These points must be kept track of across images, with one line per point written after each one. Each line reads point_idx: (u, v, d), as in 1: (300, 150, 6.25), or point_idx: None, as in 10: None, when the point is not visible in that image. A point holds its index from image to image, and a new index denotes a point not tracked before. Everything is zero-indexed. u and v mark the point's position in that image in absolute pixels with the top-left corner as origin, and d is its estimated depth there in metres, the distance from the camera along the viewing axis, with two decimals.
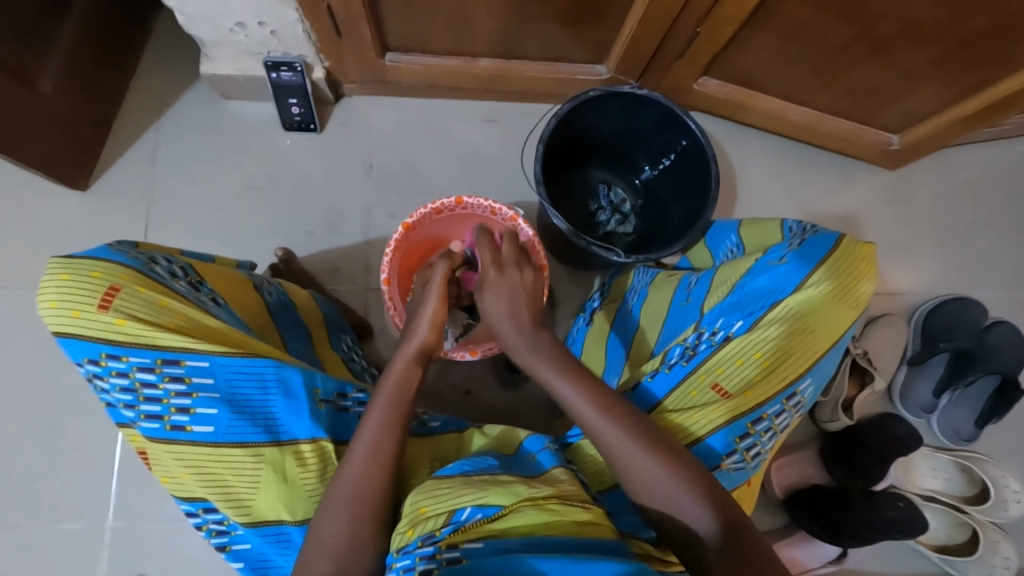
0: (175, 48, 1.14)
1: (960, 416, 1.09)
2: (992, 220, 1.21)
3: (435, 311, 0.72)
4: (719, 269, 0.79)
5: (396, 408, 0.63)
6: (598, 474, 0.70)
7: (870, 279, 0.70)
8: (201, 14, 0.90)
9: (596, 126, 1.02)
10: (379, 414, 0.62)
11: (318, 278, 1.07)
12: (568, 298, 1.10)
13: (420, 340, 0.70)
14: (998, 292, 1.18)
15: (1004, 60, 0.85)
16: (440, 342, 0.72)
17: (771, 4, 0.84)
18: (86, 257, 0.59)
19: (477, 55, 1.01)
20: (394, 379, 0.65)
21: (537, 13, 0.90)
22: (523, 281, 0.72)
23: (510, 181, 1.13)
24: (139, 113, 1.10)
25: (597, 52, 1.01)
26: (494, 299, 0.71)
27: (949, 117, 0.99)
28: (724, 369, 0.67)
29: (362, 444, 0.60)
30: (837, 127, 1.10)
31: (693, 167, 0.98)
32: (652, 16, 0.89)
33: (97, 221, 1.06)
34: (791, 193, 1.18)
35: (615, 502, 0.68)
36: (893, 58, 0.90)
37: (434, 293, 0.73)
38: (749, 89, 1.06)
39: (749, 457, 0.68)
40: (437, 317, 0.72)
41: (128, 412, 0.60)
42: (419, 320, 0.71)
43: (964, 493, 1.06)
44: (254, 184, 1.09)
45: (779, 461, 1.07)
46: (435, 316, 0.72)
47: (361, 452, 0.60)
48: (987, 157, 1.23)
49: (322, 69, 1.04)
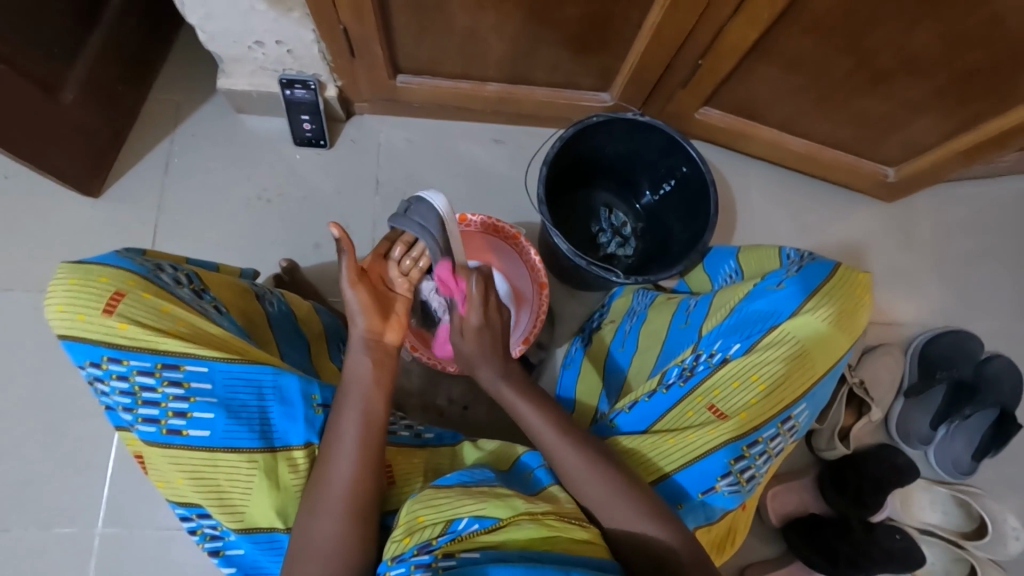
0: (193, 64, 1.17)
1: (957, 448, 1.08)
2: (990, 255, 1.23)
3: (358, 299, 0.69)
4: (719, 293, 0.80)
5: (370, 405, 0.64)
6: None
7: (866, 306, 0.71)
8: (222, 31, 0.94)
9: (600, 151, 1.04)
10: (352, 412, 0.63)
11: (321, 289, 1.08)
12: (568, 317, 1.10)
13: (358, 332, 0.68)
14: (995, 325, 1.19)
15: (1000, 95, 0.88)
16: (386, 324, 0.70)
17: (772, 37, 0.88)
18: (93, 262, 0.61)
19: (486, 79, 1.05)
20: (364, 378, 0.65)
21: (546, 40, 0.93)
22: (500, 325, 0.73)
23: (514, 200, 1.15)
24: (155, 125, 1.13)
25: (602, 80, 1.04)
26: (466, 343, 0.72)
27: (947, 150, 1.01)
28: (720, 391, 0.68)
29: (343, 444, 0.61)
30: (836, 158, 1.13)
31: (694, 192, 1.00)
32: (656, 46, 0.92)
33: (108, 226, 1.08)
34: (789, 221, 1.20)
35: None
36: (891, 92, 0.93)
37: (345, 283, 0.69)
38: (750, 119, 1.09)
39: (743, 480, 0.67)
40: (365, 305, 0.68)
41: (127, 415, 0.61)
42: (350, 314, 0.69)
43: (962, 527, 1.05)
44: (263, 195, 1.12)
45: (777, 489, 1.06)
46: (360, 301, 0.68)
47: (350, 459, 0.60)
48: (983, 191, 1.26)
49: (334, 87, 1.07)
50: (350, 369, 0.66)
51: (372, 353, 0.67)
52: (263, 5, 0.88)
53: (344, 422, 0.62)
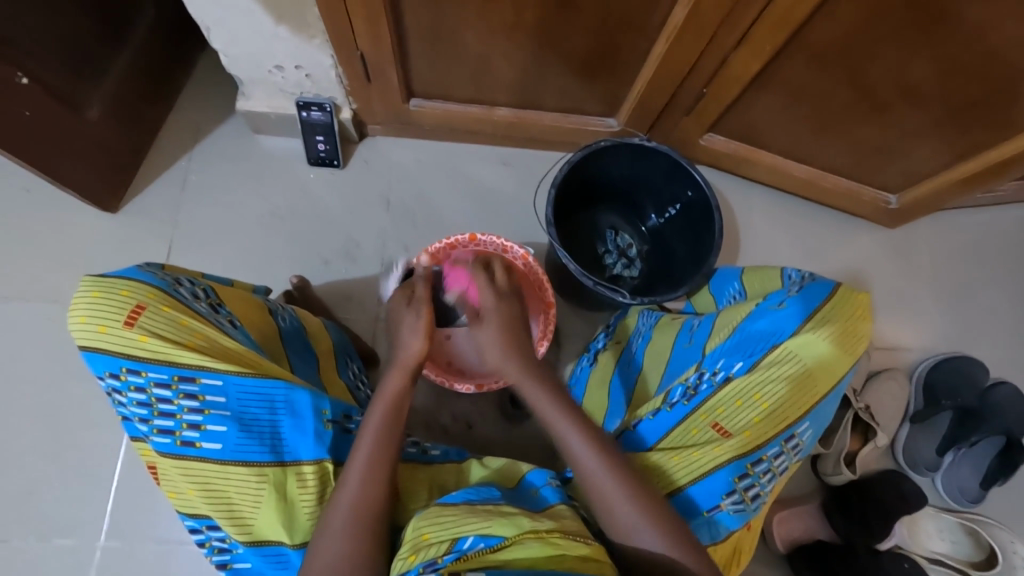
0: (213, 86, 1.21)
1: (964, 474, 1.08)
2: (992, 282, 1.24)
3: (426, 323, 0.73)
4: (721, 313, 0.81)
5: (390, 429, 0.64)
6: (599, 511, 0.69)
7: (866, 326, 0.72)
8: (244, 56, 0.97)
9: (608, 174, 1.07)
10: (370, 435, 0.64)
11: (331, 306, 1.10)
12: (573, 337, 1.11)
13: (413, 354, 0.71)
14: (999, 352, 1.19)
15: (996, 126, 0.90)
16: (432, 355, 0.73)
17: (774, 68, 0.91)
18: (115, 276, 0.62)
19: (497, 104, 1.08)
20: (394, 403, 0.66)
21: (556, 69, 0.97)
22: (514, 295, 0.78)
23: (521, 222, 1.17)
24: (174, 143, 1.16)
25: (609, 106, 1.07)
26: None
27: (946, 178, 1.03)
28: (724, 409, 0.68)
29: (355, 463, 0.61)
30: (838, 184, 1.15)
31: (698, 216, 1.02)
32: (662, 76, 0.95)
33: (123, 241, 1.10)
34: (793, 245, 1.22)
35: None
36: (890, 123, 0.96)
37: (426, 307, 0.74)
38: (753, 146, 1.12)
39: (748, 499, 0.67)
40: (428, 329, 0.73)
41: (143, 426, 0.62)
42: (413, 331, 0.73)
43: (972, 557, 1.04)
44: (277, 213, 1.14)
45: (782, 514, 1.05)
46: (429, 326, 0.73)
47: (357, 476, 0.61)
48: (983, 220, 1.27)
49: (349, 109, 1.11)
50: (384, 388, 0.68)
51: (408, 373, 0.70)
52: (285, 32, 0.92)
53: (360, 446, 0.63)
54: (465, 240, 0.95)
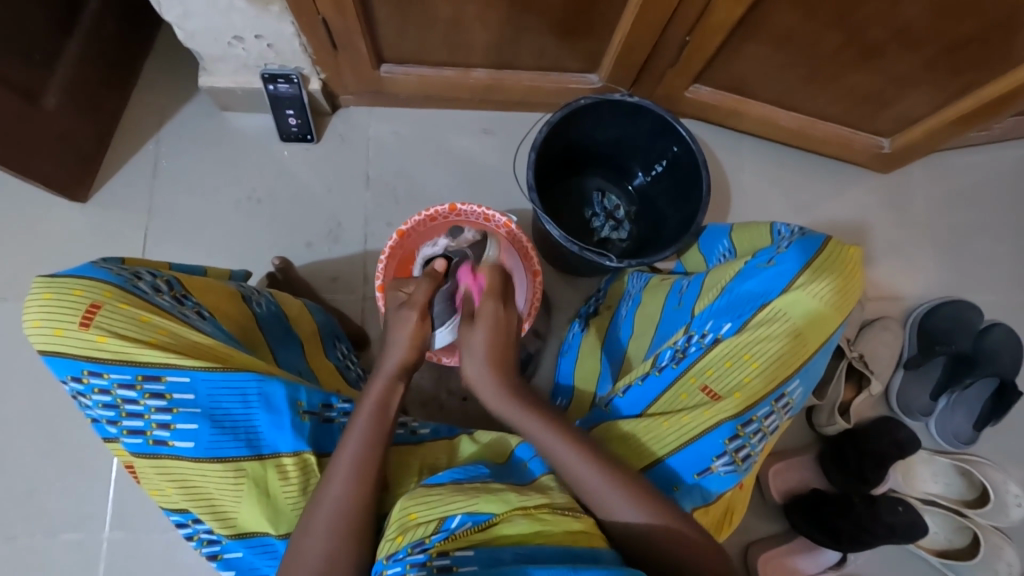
0: (175, 64, 1.15)
1: (958, 419, 1.08)
2: (987, 224, 1.21)
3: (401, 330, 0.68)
4: (711, 273, 0.80)
5: (377, 419, 0.64)
6: (638, 450, 0.69)
7: (857, 279, 0.70)
8: (201, 29, 0.92)
9: (591, 135, 1.03)
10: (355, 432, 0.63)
11: (316, 287, 1.08)
12: (564, 304, 1.10)
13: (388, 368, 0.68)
14: (994, 294, 1.18)
15: (992, 63, 0.86)
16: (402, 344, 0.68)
17: (760, 13, 0.86)
18: (68, 275, 0.60)
19: (472, 66, 1.03)
20: (381, 398, 0.65)
21: (530, 25, 0.91)
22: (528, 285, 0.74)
23: (505, 189, 1.14)
24: (139, 126, 1.12)
25: (589, 62, 1.02)
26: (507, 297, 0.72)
27: (941, 120, 0.99)
28: (713, 371, 0.68)
29: (341, 458, 0.61)
30: (830, 132, 1.11)
31: (685, 172, 0.99)
32: (642, 26, 0.90)
33: (97, 232, 1.07)
34: (784, 197, 1.19)
35: (661, 477, 0.68)
36: (881, 65, 0.92)
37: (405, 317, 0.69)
38: (740, 97, 1.07)
39: (738, 459, 0.67)
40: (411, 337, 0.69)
41: (112, 427, 0.61)
42: (391, 344, 0.69)
43: (964, 497, 1.05)
44: (252, 196, 1.11)
45: (778, 467, 1.06)
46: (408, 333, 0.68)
47: (341, 469, 0.60)
48: (978, 160, 1.24)
49: (318, 80, 1.05)
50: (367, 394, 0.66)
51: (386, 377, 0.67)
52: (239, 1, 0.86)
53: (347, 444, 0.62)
54: (445, 211, 0.92)
